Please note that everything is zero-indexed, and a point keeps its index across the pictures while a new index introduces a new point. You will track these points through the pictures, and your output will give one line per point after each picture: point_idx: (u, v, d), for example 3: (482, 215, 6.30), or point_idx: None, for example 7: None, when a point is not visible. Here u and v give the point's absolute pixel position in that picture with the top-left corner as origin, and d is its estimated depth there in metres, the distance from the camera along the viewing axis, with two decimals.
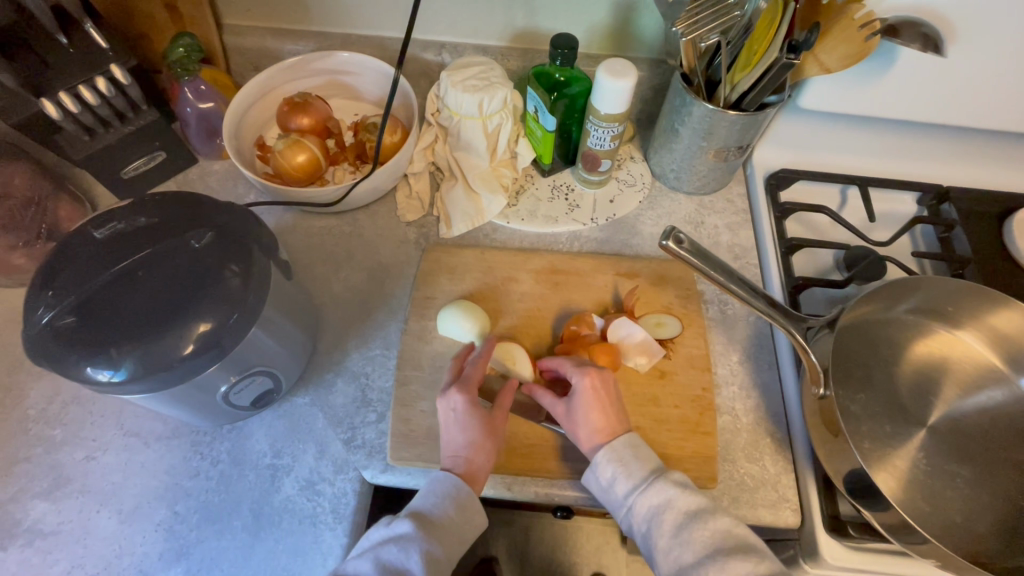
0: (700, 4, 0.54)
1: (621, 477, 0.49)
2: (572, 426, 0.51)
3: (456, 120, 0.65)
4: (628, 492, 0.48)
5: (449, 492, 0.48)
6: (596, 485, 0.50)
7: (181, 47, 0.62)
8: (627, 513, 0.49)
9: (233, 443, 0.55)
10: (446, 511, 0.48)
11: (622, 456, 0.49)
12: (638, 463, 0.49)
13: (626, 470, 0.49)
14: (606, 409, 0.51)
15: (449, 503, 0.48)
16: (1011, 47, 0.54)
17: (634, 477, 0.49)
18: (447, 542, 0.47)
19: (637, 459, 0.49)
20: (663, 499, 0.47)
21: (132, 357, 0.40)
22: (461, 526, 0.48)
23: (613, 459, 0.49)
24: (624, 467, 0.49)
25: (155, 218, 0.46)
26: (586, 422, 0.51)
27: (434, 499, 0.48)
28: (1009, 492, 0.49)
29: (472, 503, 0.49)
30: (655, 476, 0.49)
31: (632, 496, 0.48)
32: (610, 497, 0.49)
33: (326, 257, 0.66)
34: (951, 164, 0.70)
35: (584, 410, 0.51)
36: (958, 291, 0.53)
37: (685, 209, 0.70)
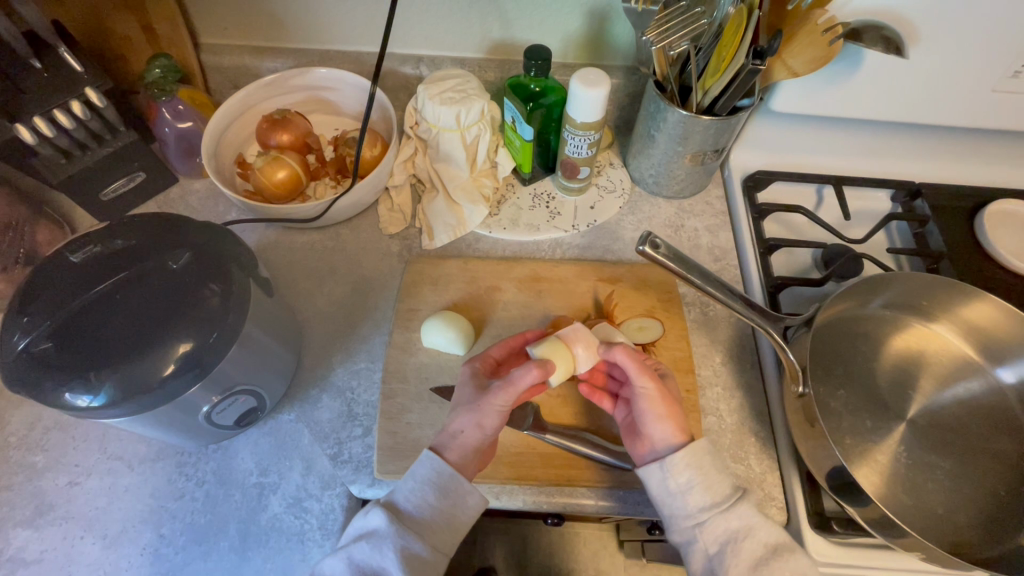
0: (669, 14, 0.55)
1: (697, 489, 0.47)
2: (664, 410, 0.50)
3: (434, 131, 0.65)
4: (702, 507, 0.47)
5: (428, 478, 0.47)
6: (662, 488, 0.48)
7: (157, 69, 0.63)
8: (693, 528, 0.47)
9: (218, 463, 0.54)
10: (425, 499, 0.47)
11: (702, 464, 0.48)
12: (717, 478, 0.48)
13: (704, 484, 0.47)
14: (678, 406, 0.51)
15: (429, 490, 0.47)
16: (972, 46, 0.55)
17: (713, 492, 0.47)
18: (430, 535, 0.46)
19: (716, 473, 0.48)
20: (742, 524, 0.46)
21: (111, 380, 0.40)
22: (447, 511, 0.47)
23: (693, 465, 0.48)
24: (702, 480, 0.48)
25: (131, 239, 0.46)
26: (674, 413, 0.50)
27: (413, 488, 0.47)
28: (990, 482, 0.50)
29: (456, 487, 0.47)
30: (735, 499, 0.47)
31: (707, 512, 0.47)
32: (676, 506, 0.48)
33: (309, 273, 0.66)
34: (924, 160, 0.71)
35: (673, 396, 0.52)
36: (930, 285, 0.54)
37: (665, 212, 0.71)
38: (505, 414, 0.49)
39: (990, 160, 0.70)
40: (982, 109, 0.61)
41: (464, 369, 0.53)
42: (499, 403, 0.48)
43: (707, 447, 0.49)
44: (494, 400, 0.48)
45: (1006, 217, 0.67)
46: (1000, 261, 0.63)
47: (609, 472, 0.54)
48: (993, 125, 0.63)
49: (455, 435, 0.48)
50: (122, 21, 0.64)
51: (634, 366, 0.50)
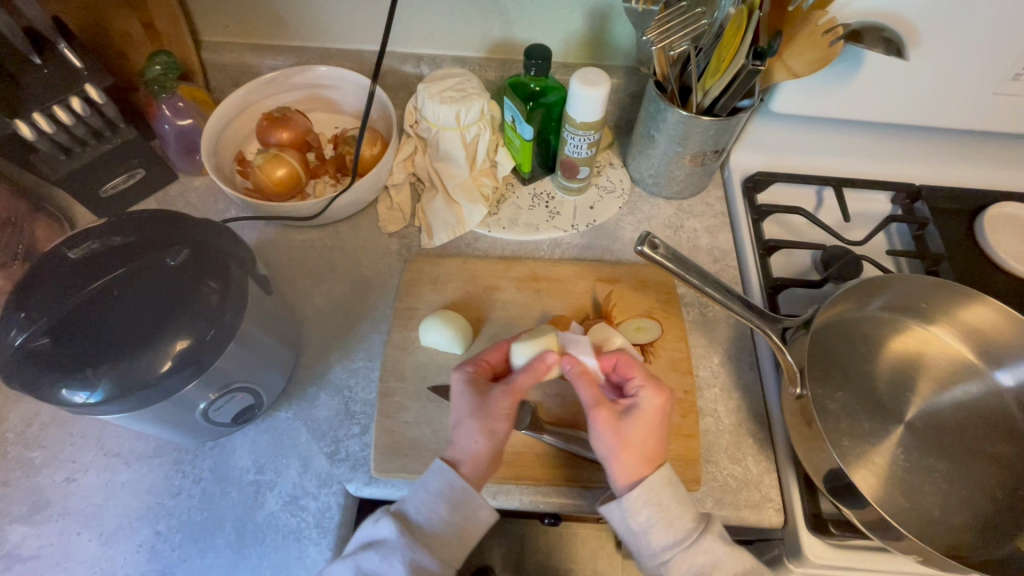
0: (669, 13, 0.55)
1: (659, 528, 0.47)
2: (615, 450, 0.47)
3: (434, 130, 0.65)
4: (666, 545, 0.47)
5: (439, 491, 0.46)
6: (624, 526, 0.48)
7: (157, 65, 0.62)
8: (659, 563, 0.47)
9: (215, 460, 0.54)
10: (436, 512, 0.46)
11: (660, 502, 0.47)
12: (679, 513, 0.47)
13: (665, 521, 0.47)
14: (646, 439, 0.48)
15: (440, 503, 0.46)
16: (973, 48, 0.55)
17: (675, 530, 0.47)
18: (438, 548, 0.46)
19: (678, 507, 0.47)
20: (708, 558, 0.46)
21: (109, 377, 0.40)
22: (456, 525, 0.46)
23: (650, 502, 0.47)
24: (662, 519, 0.47)
25: (130, 236, 0.46)
26: (628, 454, 0.47)
27: (423, 499, 0.47)
28: (987, 485, 0.50)
29: (467, 500, 0.47)
30: (696, 533, 0.47)
31: (671, 551, 0.46)
32: (642, 544, 0.47)
33: (308, 271, 0.66)
34: (924, 162, 0.71)
35: (637, 434, 0.47)
36: (930, 287, 0.54)
37: (665, 213, 0.71)
38: (512, 418, 0.49)
39: (991, 162, 0.70)
40: (982, 111, 0.61)
41: (455, 376, 0.51)
42: (505, 407, 0.49)
43: (670, 479, 0.48)
44: (499, 405, 0.48)
45: (1006, 219, 0.67)
46: (1000, 263, 0.63)
47: (606, 472, 0.54)
48: (994, 127, 0.63)
49: (466, 445, 0.48)
50: (123, 18, 0.63)
51: (588, 398, 0.48)
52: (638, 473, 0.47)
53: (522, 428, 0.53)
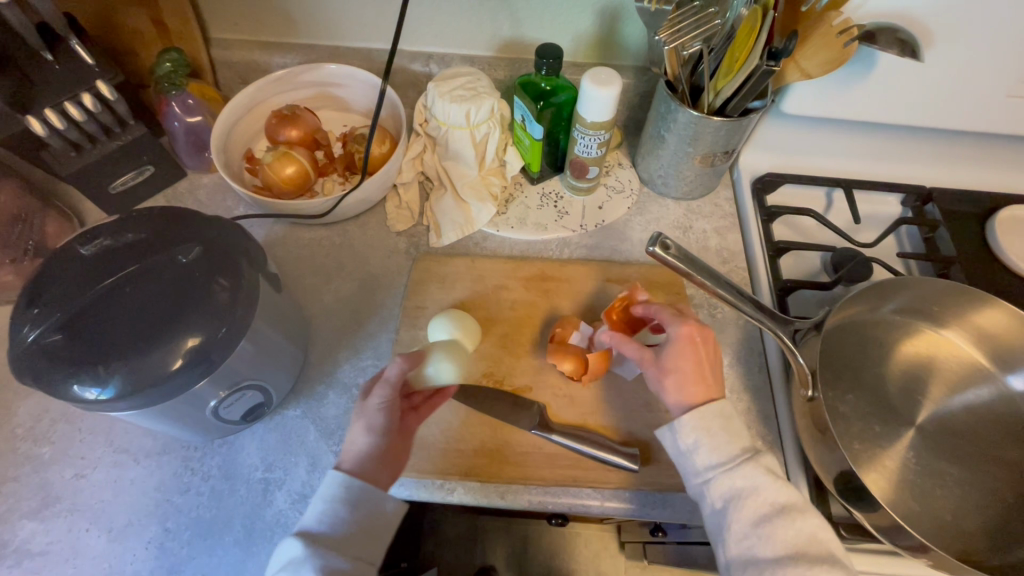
0: (681, 14, 0.55)
1: (704, 450, 0.47)
2: (681, 366, 0.50)
3: (444, 129, 0.65)
4: (711, 467, 0.47)
5: (337, 495, 0.44)
6: (672, 446, 0.49)
7: (167, 62, 0.62)
8: (702, 484, 0.47)
9: (224, 458, 0.54)
10: (339, 515, 0.43)
11: (710, 426, 0.48)
12: (726, 440, 0.47)
13: (712, 445, 0.47)
14: (715, 365, 0.51)
15: (340, 506, 0.44)
16: (989, 48, 0.55)
17: (720, 453, 0.47)
18: (350, 549, 0.43)
19: (726, 434, 0.48)
20: (750, 483, 0.45)
21: (120, 373, 0.40)
22: (365, 521, 0.44)
23: (698, 428, 0.48)
24: (709, 439, 0.47)
25: (142, 233, 0.46)
26: (693, 376, 0.50)
27: (322, 507, 0.44)
28: (999, 489, 0.50)
29: (367, 496, 0.45)
30: (745, 458, 0.47)
31: (714, 470, 0.47)
32: (686, 463, 0.48)
33: (317, 270, 0.65)
34: (935, 165, 0.71)
35: (713, 365, 0.51)
36: (943, 290, 0.54)
37: (674, 214, 0.71)
38: (391, 411, 0.49)
39: (1002, 165, 0.70)
40: (996, 113, 0.61)
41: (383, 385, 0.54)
42: (379, 400, 0.49)
43: (723, 413, 0.48)
44: (373, 399, 0.49)
45: (1017, 223, 0.66)
46: (1011, 267, 0.63)
47: (615, 473, 0.53)
48: (1006, 130, 0.62)
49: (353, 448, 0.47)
50: (133, 14, 0.63)
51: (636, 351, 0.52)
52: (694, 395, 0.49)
53: (530, 428, 0.54)
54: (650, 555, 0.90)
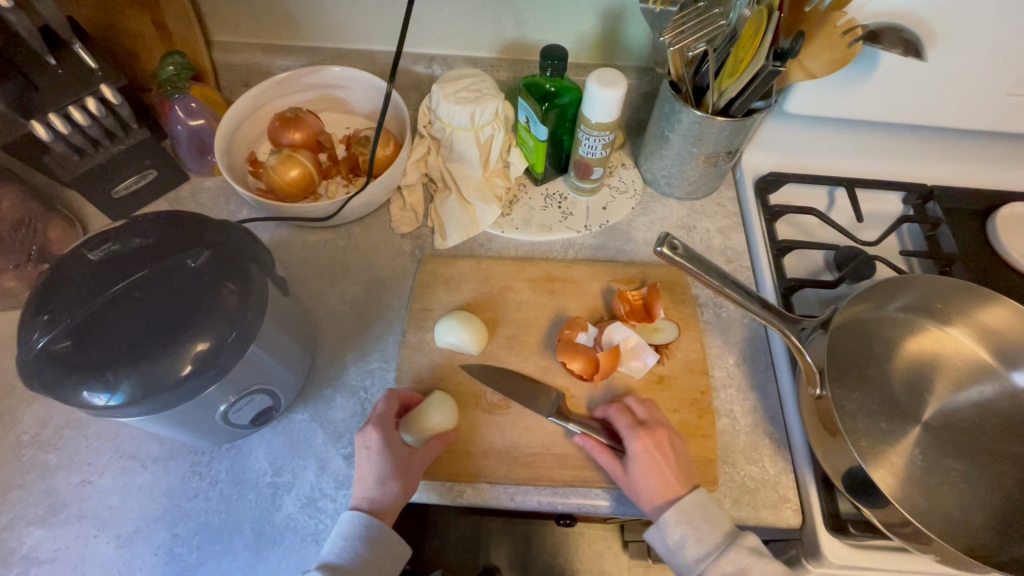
0: (684, 15, 0.55)
1: (691, 542, 0.48)
2: (654, 474, 0.50)
3: (448, 131, 0.65)
4: (699, 559, 0.48)
5: (359, 532, 0.48)
6: (660, 544, 0.50)
7: (170, 66, 0.62)
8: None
9: (231, 462, 0.54)
10: (358, 552, 0.47)
11: (692, 518, 0.49)
12: (709, 528, 0.49)
13: (697, 535, 0.48)
14: (683, 463, 0.51)
15: (361, 543, 0.48)
16: (989, 48, 0.55)
17: (705, 543, 0.48)
18: None
19: (706, 522, 0.49)
20: (738, 568, 0.47)
21: (130, 379, 0.40)
22: (379, 561, 0.48)
23: (681, 521, 0.49)
24: (694, 532, 0.49)
25: (150, 238, 0.46)
26: (663, 475, 0.50)
27: (343, 542, 0.48)
28: (1006, 486, 0.50)
29: (384, 537, 0.49)
30: (726, 544, 0.48)
31: (703, 563, 0.48)
32: (678, 559, 0.49)
33: (322, 272, 0.65)
34: (937, 163, 0.71)
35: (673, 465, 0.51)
36: (947, 288, 0.54)
37: (677, 214, 0.71)
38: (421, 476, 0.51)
39: (1002, 164, 0.71)
40: (997, 112, 0.61)
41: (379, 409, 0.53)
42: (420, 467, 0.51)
43: (700, 501, 0.50)
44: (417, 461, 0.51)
45: (1017, 220, 0.67)
46: (1012, 264, 0.63)
47: None
48: (1006, 128, 0.63)
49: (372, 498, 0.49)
50: (135, 17, 0.63)
51: (611, 463, 0.52)
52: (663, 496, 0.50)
53: (548, 415, 0.54)
54: (655, 554, 0.90)
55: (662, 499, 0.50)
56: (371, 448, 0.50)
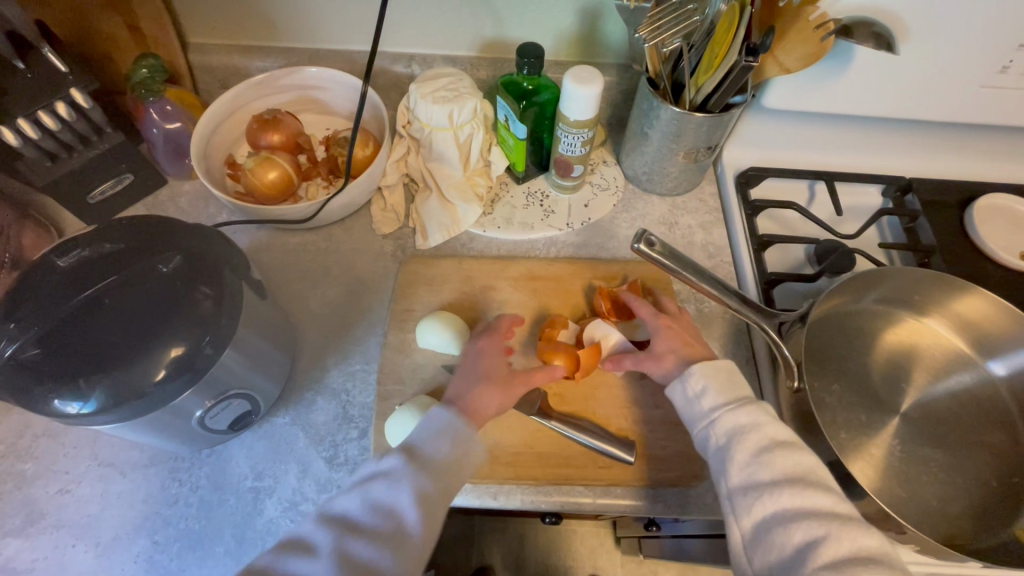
0: (660, 10, 0.55)
1: (711, 392, 0.48)
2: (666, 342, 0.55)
3: (427, 131, 0.65)
4: (715, 407, 0.47)
5: (386, 484, 0.46)
6: (681, 398, 0.50)
7: (144, 68, 0.62)
8: (706, 428, 0.47)
9: (212, 468, 0.54)
10: (381, 505, 0.45)
11: (717, 374, 0.49)
12: (732, 387, 0.48)
13: (720, 388, 0.48)
14: (696, 340, 0.56)
15: (385, 495, 0.45)
16: (962, 39, 0.56)
17: (725, 394, 0.48)
18: (389, 540, 0.44)
19: (732, 384, 0.48)
20: (751, 420, 0.45)
21: (102, 387, 0.40)
22: (414, 518, 0.45)
23: (706, 373, 0.49)
24: (717, 384, 0.48)
25: (122, 244, 0.46)
26: (678, 343, 0.55)
27: (366, 495, 0.45)
28: (984, 474, 0.51)
29: (422, 494, 0.46)
30: (746, 401, 0.47)
31: (719, 411, 0.47)
32: (693, 410, 0.49)
33: (302, 275, 0.65)
34: (915, 155, 0.72)
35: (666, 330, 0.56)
36: (923, 279, 0.55)
37: (659, 210, 0.71)
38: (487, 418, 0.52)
39: (979, 155, 0.71)
40: (972, 103, 0.62)
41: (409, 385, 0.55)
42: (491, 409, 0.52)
43: (729, 365, 0.50)
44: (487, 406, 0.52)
45: (994, 211, 0.68)
46: (989, 254, 0.64)
47: (607, 471, 0.53)
48: (982, 120, 0.64)
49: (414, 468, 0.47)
50: (107, 20, 0.62)
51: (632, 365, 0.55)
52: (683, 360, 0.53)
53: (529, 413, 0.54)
54: (646, 550, 0.91)
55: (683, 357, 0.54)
56: (432, 420, 0.50)
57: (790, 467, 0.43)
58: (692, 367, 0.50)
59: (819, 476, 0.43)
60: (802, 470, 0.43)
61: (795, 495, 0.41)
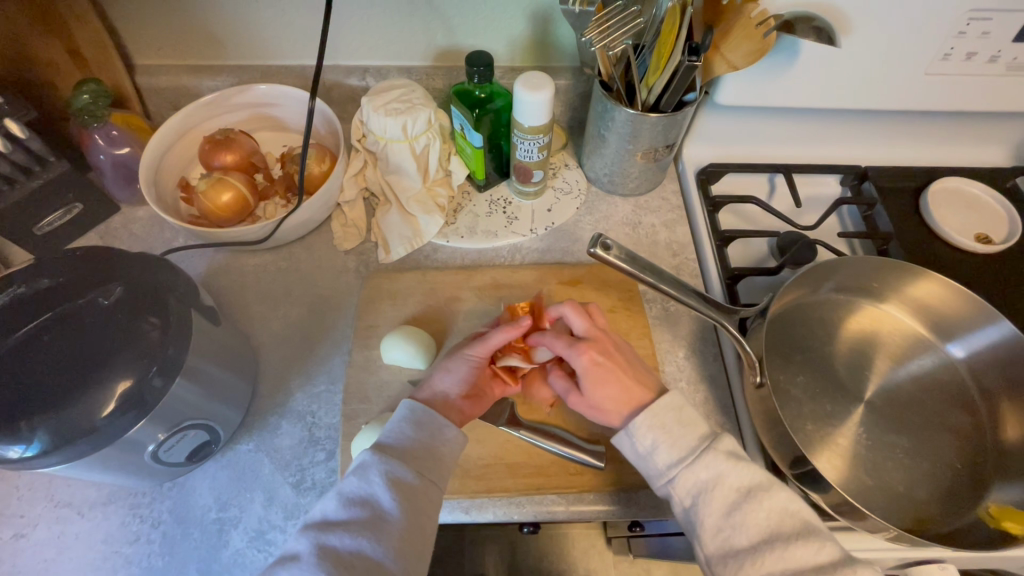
0: (606, 15, 0.55)
1: (663, 448, 0.47)
2: (604, 387, 0.51)
3: (382, 144, 0.64)
4: (671, 463, 0.47)
5: (354, 513, 0.43)
6: (632, 454, 0.49)
7: (86, 94, 0.59)
8: (667, 486, 0.47)
9: (174, 501, 0.52)
10: (355, 533, 0.42)
11: (664, 423, 0.48)
12: (682, 433, 0.48)
13: (670, 441, 0.47)
14: (632, 367, 0.53)
15: (357, 524, 0.43)
16: (901, 29, 0.57)
17: (679, 448, 0.47)
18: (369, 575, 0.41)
19: (681, 428, 0.48)
20: (711, 474, 0.45)
21: (44, 428, 0.38)
22: (391, 546, 0.42)
23: (652, 427, 0.48)
24: (665, 437, 0.48)
25: (60, 279, 0.44)
26: (615, 383, 0.51)
27: (340, 525, 0.42)
28: (947, 456, 0.51)
29: (390, 519, 0.43)
30: (702, 450, 0.46)
31: (676, 468, 0.46)
32: (649, 467, 0.48)
33: (263, 296, 0.64)
34: (869, 144, 0.73)
35: (597, 373, 0.51)
36: (878, 266, 0.56)
37: (623, 210, 0.71)
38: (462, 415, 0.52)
39: (930, 140, 0.72)
40: (918, 91, 0.63)
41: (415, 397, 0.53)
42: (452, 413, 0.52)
43: (677, 406, 0.49)
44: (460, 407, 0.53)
45: (948, 195, 0.69)
46: (945, 237, 0.65)
47: (579, 478, 0.53)
48: (930, 107, 0.65)
49: (394, 474, 0.45)
50: (45, 46, 0.61)
51: (563, 386, 0.54)
52: (626, 406, 0.51)
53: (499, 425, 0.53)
54: (636, 549, 0.91)
55: (627, 406, 0.51)
56: (398, 430, 0.48)
57: (762, 525, 0.43)
58: (633, 421, 0.49)
59: (800, 517, 0.43)
60: (776, 519, 0.43)
61: (777, 554, 0.41)
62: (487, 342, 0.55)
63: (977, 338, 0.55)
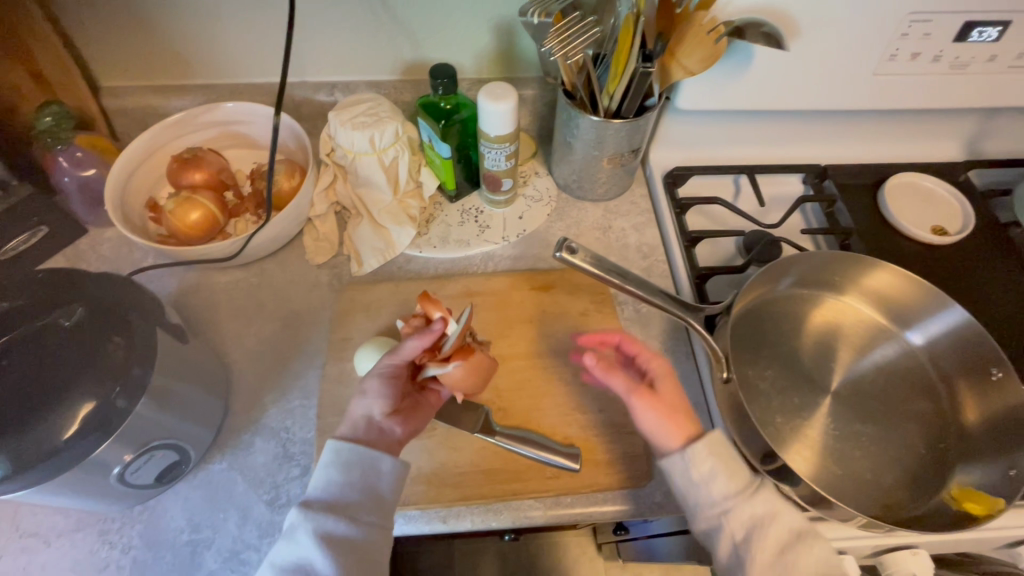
0: (566, 24, 0.56)
1: (721, 478, 0.46)
2: (677, 402, 0.50)
3: (350, 157, 0.65)
4: (728, 494, 0.46)
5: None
6: (683, 480, 0.47)
7: (47, 117, 0.60)
8: (718, 517, 0.46)
9: (145, 525, 0.51)
10: None
11: (723, 452, 0.47)
12: (735, 467, 0.47)
13: (727, 473, 0.47)
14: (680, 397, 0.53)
15: None
16: (848, 33, 0.59)
17: (735, 481, 0.47)
18: None
19: (734, 461, 0.48)
20: (767, 510, 0.46)
21: (4, 454, 0.37)
22: None
23: (713, 454, 0.47)
24: (724, 468, 0.47)
25: (20, 301, 0.44)
26: (680, 403, 0.50)
27: None
28: (912, 442, 0.52)
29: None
30: (756, 489, 0.47)
31: (732, 500, 0.46)
32: (701, 495, 0.47)
33: (235, 314, 0.63)
34: (828, 144, 0.75)
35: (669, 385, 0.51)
36: (836, 259, 0.58)
37: (593, 215, 0.72)
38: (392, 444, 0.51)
39: (885, 139, 0.75)
40: (870, 91, 0.65)
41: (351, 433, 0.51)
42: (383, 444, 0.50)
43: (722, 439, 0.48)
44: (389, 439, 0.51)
45: (904, 190, 0.71)
46: (902, 231, 0.67)
47: (556, 481, 0.53)
48: (883, 106, 0.67)
49: (324, 534, 0.45)
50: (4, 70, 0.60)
51: (623, 385, 0.50)
52: (692, 426, 0.49)
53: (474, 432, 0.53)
54: (624, 553, 0.91)
55: (692, 426, 0.49)
56: (327, 479, 0.47)
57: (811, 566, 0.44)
58: (695, 444, 0.47)
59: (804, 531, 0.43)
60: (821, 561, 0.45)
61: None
62: (398, 353, 0.52)
63: (936, 326, 0.57)
